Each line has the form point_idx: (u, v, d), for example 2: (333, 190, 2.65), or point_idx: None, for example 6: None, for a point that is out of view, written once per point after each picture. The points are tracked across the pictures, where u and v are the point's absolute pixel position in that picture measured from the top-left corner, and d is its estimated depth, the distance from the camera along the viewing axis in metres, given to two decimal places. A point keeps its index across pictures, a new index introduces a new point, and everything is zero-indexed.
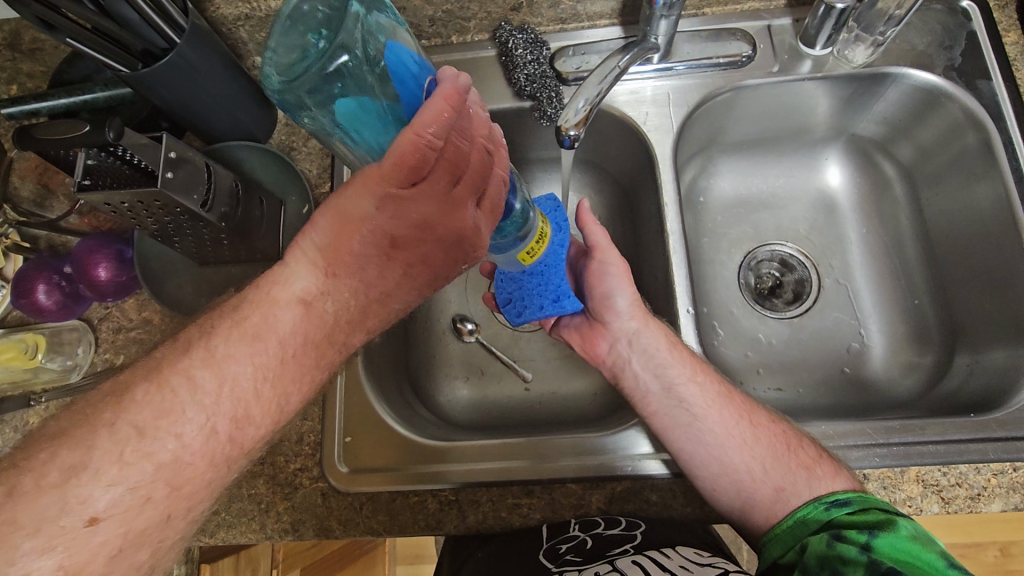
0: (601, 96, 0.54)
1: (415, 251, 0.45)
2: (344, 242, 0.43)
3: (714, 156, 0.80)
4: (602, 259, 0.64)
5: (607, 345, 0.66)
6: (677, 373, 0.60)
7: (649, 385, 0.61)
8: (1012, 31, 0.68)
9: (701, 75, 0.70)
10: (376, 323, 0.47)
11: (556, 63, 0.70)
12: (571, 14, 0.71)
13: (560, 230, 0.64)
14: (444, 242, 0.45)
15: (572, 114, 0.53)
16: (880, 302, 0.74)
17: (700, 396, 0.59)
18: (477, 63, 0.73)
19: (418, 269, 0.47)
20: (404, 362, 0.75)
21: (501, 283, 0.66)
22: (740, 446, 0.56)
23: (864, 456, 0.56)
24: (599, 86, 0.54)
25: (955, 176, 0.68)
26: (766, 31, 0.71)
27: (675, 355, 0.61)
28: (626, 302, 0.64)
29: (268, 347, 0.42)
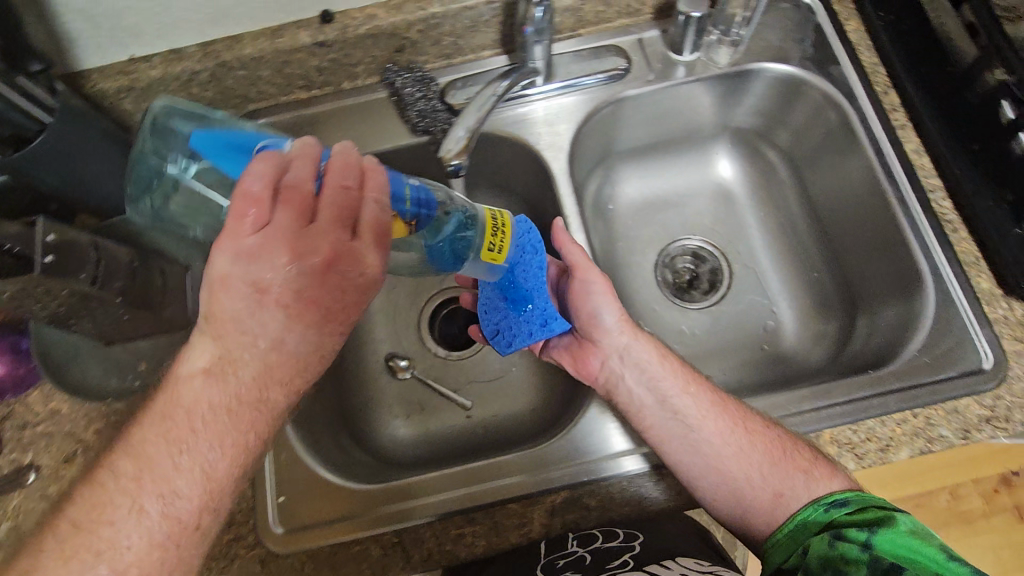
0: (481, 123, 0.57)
1: (290, 291, 0.41)
2: (215, 304, 0.41)
3: (615, 165, 0.83)
4: (582, 277, 0.64)
5: (600, 362, 0.64)
6: (670, 387, 0.61)
7: (643, 398, 0.61)
8: (852, 20, 0.73)
9: (581, 91, 0.74)
10: (288, 374, 0.43)
11: (446, 97, 0.71)
12: (454, 49, 0.73)
13: (535, 253, 0.64)
14: (315, 275, 0.41)
15: (454, 144, 0.56)
16: (785, 279, 0.79)
17: (695, 404, 0.60)
18: (368, 106, 0.73)
19: (300, 305, 0.42)
20: (340, 408, 0.74)
21: (484, 316, 0.67)
22: (736, 455, 0.57)
23: (802, 421, 0.58)
24: (478, 113, 0.57)
25: (829, 156, 0.73)
26: (637, 45, 0.74)
27: (666, 366, 0.62)
28: (613, 319, 0.64)
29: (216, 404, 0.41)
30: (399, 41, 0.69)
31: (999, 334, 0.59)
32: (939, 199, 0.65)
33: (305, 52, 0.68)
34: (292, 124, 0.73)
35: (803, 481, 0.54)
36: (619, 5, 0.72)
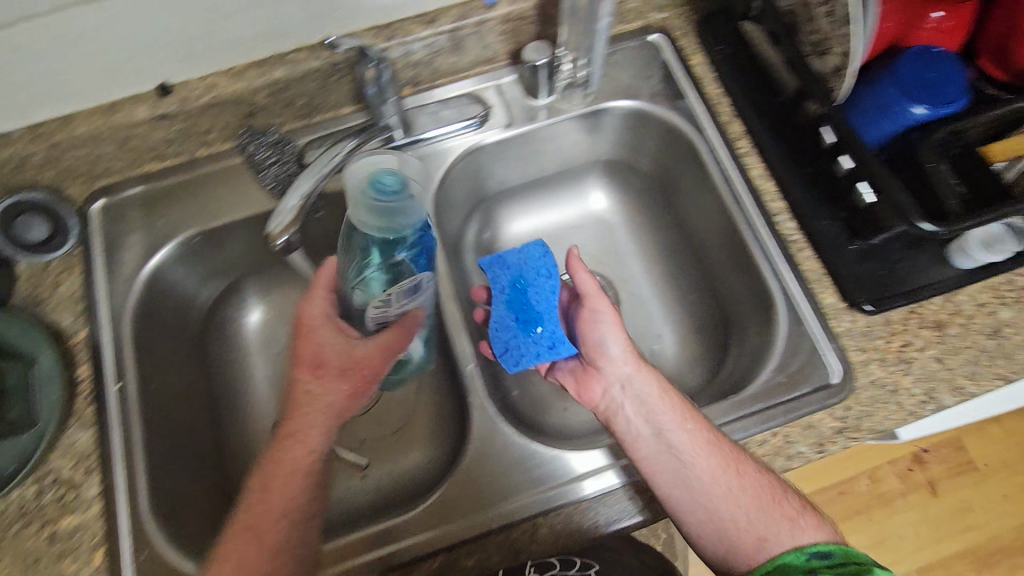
0: (312, 193, 0.60)
1: (326, 369, 0.59)
2: (297, 396, 0.59)
3: (494, 206, 0.85)
4: (592, 306, 0.65)
5: (601, 389, 0.64)
6: (667, 419, 0.59)
7: (640, 429, 0.59)
8: (696, 54, 0.76)
9: (442, 141, 0.74)
10: (316, 441, 0.58)
11: (302, 158, 0.70)
12: (311, 108, 0.72)
13: (549, 276, 0.73)
14: (336, 354, 0.59)
15: (285, 215, 0.59)
16: (665, 304, 0.81)
17: (689, 440, 0.57)
18: (225, 174, 0.72)
19: (337, 369, 0.59)
20: (223, 483, 0.70)
21: (496, 334, 0.71)
22: (725, 495, 0.55)
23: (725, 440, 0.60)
24: (311, 181, 0.60)
25: (688, 183, 0.77)
26: (495, 91, 0.76)
27: (665, 400, 0.60)
28: (618, 348, 0.63)
29: (299, 449, 0.57)
30: (246, 105, 0.68)
31: (846, 345, 0.63)
32: (784, 221, 0.68)
33: (146, 125, 0.65)
34: (146, 197, 0.71)
35: (787, 529, 0.54)
36: (471, 55, 0.73)
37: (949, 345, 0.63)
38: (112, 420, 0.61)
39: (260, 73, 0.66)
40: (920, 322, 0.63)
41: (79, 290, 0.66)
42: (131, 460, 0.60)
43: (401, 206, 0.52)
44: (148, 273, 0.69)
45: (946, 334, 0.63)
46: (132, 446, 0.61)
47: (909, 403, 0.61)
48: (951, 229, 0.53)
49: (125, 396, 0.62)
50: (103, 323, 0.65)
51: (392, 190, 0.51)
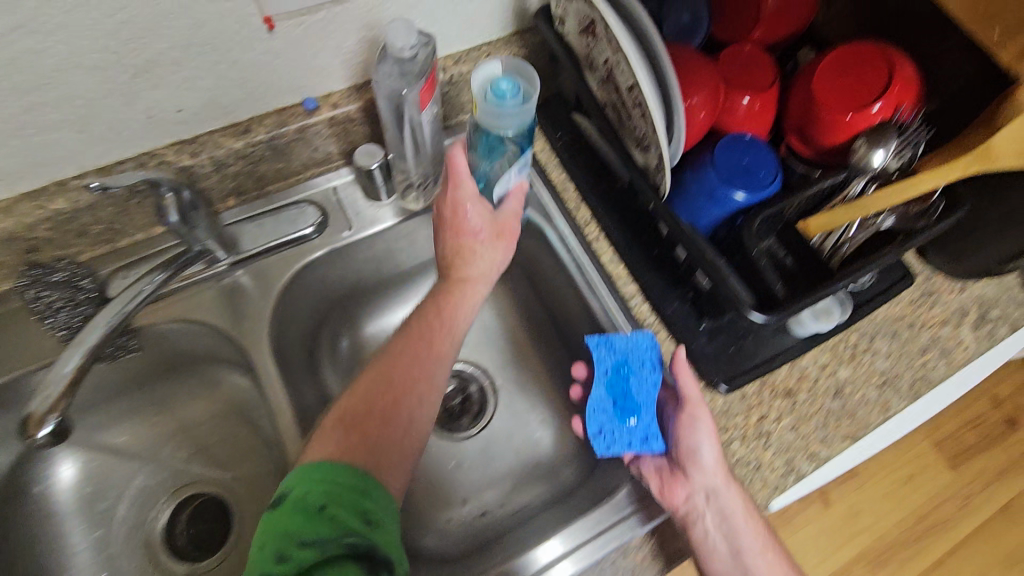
0: (91, 354, 0.53)
1: (397, 375, 0.54)
2: (370, 386, 0.54)
3: (353, 305, 0.78)
4: (691, 413, 0.59)
5: (684, 495, 0.59)
6: (748, 541, 0.57)
7: (718, 545, 0.58)
8: (538, 140, 0.77)
9: (278, 253, 0.68)
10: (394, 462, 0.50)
11: (107, 288, 0.61)
12: (113, 233, 0.64)
13: (653, 370, 0.64)
14: (411, 367, 0.56)
15: (56, 384, 0.51)
16: (541, 388, 0.80)
17: (765, 564, 0.58)
18: (10, 318, 0.62)
19: (392, 369, 0.55)
20: None
21: (591, 414, 0.64)
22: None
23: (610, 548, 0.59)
24: (104, 328, 0.54)
25: (546, 268, 0.76)
26: (333, 195, 0.72)
27: (750, 522, 0.58)
28: (713, 457, 0.58)
29: (427, 369, 0.56)
30: (26, 240, 0.58)
31: None
32: (638, 303, 0.69)
33: None
34: None
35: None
36: (300, 159, 0.68)
37: (801, 412, 0.65)
38: None
39: (35, 206, 0.57)
40: (772, 392, 0.65)
41: None
42: None
43: (519, 113, 0.57)
44: None
45: (797, 401, 0.65)
46: None
47: (772, 478, 0.62)
48: (774, 317, 0.55)
49: None
50: None
51: (513, 100, 0.56)
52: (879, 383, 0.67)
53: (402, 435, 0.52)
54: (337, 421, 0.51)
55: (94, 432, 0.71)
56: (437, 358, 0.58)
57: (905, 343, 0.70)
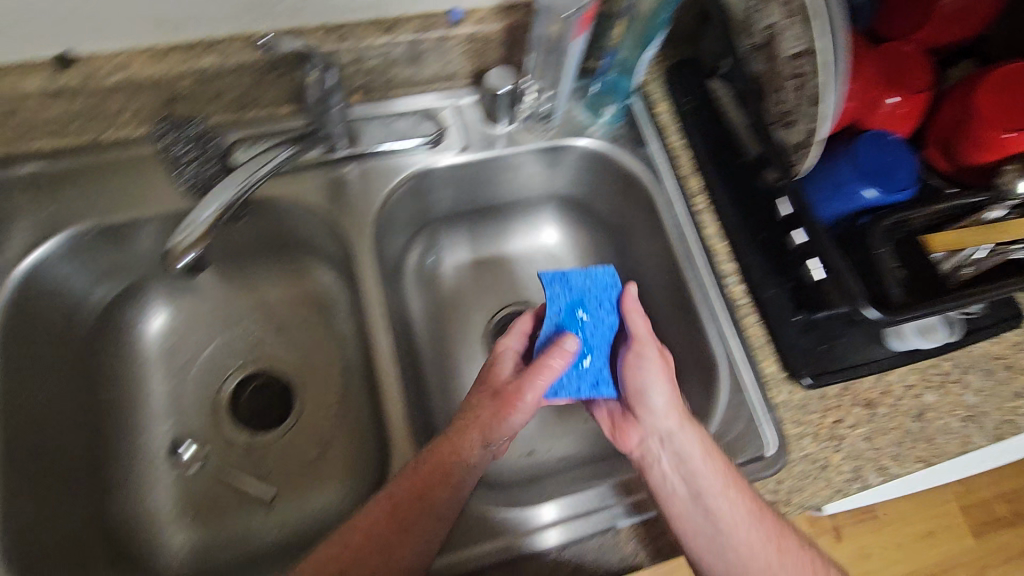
0: (229, 209, 0.55)
1: (427, 474, 0.54)
2: (433, 483, 0.54)
3: (441, 227, 0.79)
4: (638, 350, 0.60)
5: (639, 437, 0.61)
6: (711, 485, 0.56)
7: (677, 487, 0.57)
8: (661, 101, 0.75)
9: (392, 157, 0.69)
10: (418, 519, 0.53)
11: (230, 156, 0.64)
12: (243, 103, 0.65)
13: (610, 312, 0.62)
14: (441, 469, 0.54)
15: (192, 228, 0.54)
16: None
17: (732, 510, 0.55)
18: (138, 163, 0.64)
19: (427, 470, 0.54)
20: (94, 507, 0.62)
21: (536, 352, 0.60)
22: (766, 563, 0.54)
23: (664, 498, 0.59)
24: (236, 189, 0.55)
25: (642, 231, 0.75)
26: (453, 112, 0.72)
27: (710, 464, 0.56)
28: (663, 400, 0.58)
29: (508, 437, 0.57)
30: (168, 91, 0.60)
31: (782, 418, 0.63)
32: (732, 283, 0.68)
33: (40, 99, 0.57)
34: (37, 180, 0.62)
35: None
36: (429, 70, 0.69)
37: (877, 425, 0.63)
38: None
39: (186, 58, 0.59)
40: (852, 399, 0.64)
41: None
42: None
43: None
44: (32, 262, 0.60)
45: (876, 414, 0.64)
46: None
47: (837, 480, 0.61)
48: (892, 317, 0.54)
49: None
50: None
51: None
52: (963, 416, 0.65)
53: (394, 557, 0.52)
54: (355, 536, 0.52)
55: (184, 293, 0.73)
56: (462, 475, 0.55)
57: (998, 384, 0.67)
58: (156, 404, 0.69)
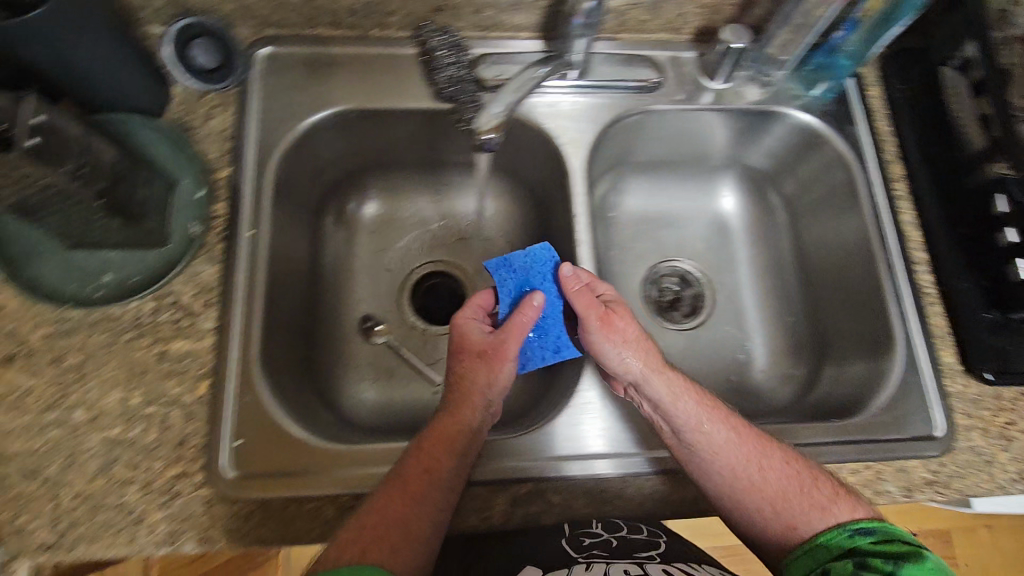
0: (513, 107, 0.61)
1: (433, 446, 0.54)
2: (442, 451, 0.54)
3: (626, 173, 0.84)
4: (583, 323, 0.63)
5: (619, 390, 0.63)
6: (683, 421, 0.58)
7: (664, 426, 0.59)
8: (875, 86, 0.76)
9: (612, 94, 0.73)
10: (436, 490, 0.52)
11: (477, 69, 0.70)
12: (493, 22, 0.70)
13: (543, 280, 0.70)
14: (453, 442, 0.55)
15: (487, 119, 0.60)
16: (764, 318, 0.82)
17: (710, 439, 0.57)
18: (395, 60, 0.70)
19: (438, 441, 0.55)
20: (305, 355, 0.70)
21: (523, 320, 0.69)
22: (748, 484, 0.55)
23: (825, 455, 0.61)
24: (511, 99, 0.60)
25: (830, 210, 0.76)
26: (673, 62, 0.74)
27: (680, 402, 0.58)
28: (620, 352, 0.60)
29: (474, 415, 0.58)
30: None
31: (952, 409, 0.64)
32: (922, 272, 0.69)
33: None
34: (309, 59, 0.69)
35: (821, 516, 0.53)
36: (664, 18, 0.72)
37: None
38: (239, 262, 0.61)
39: None
40: None
41: (230, 128, 0.65)
42: (250, 303, 0.61)
43: None
44: (302, 128, 0.67)
45: None
46: (255, 290, 0.61)
47: (1001, 477, 0.61)
48: None
49: (255, 244, 0.62)
50: (247, 169, 0.64)
51: None
52: None
53: (401, 515, 0.50)
54: (370, 520, 0.49)
55: (393, 189, 0.80)
56: (473, 446, 0.56)
57: None
58: (357, 275, 0.78)
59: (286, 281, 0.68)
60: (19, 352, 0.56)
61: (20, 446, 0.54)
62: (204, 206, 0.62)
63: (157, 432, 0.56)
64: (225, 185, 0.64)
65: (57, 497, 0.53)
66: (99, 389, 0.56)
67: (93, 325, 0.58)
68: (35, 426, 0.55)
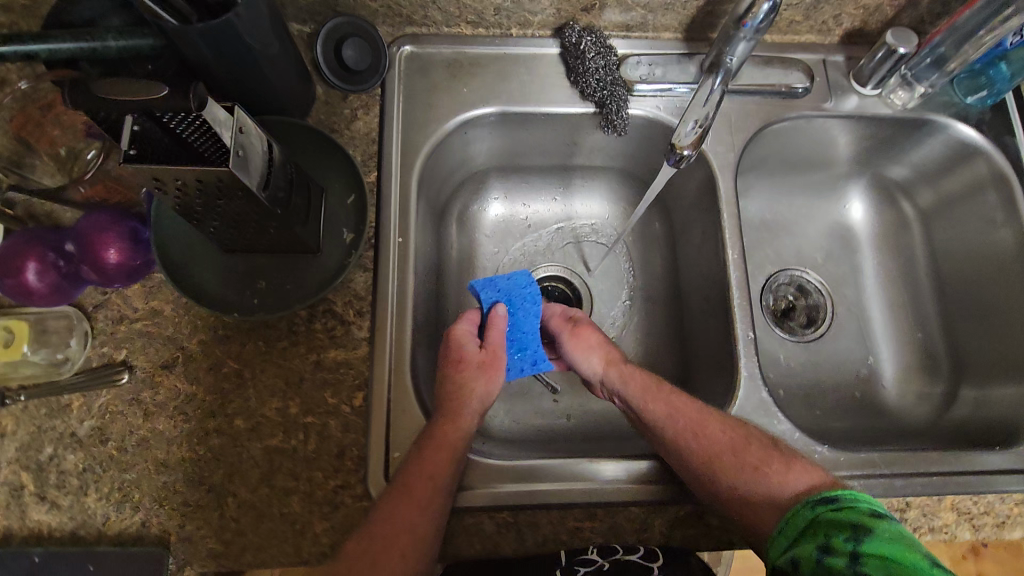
0: (709, 120, 0.55)
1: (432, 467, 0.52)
2: (434, 459, 0.52)
3: (751, 178, 0.80)
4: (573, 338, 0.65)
5: (603, 390, 0.66)
6: (642, 409, 0.60)
7: (631, 419, 0.62)
8: None
9: (758, 100, 0.70)
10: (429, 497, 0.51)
11: (622, 69, 0.68)
12: (639, 22, 0.68)
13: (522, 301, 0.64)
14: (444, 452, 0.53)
15: (685, 134, 0.55)
16: (892, 331, 0.79)
17: (671, 428, 0.57)
18: (537, 61, 0.68)
19: (433, 450, 0.53)
20: (436, 362, 0.69)
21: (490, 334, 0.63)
22: (710, 464, 0.55)
23: (992, 484, 0.59)
24: (707, 107, 0.54)
25: (974, 223, 0.73)
26: (822, 65, 0.72)
27: (632, 391, 0.61)
28: (589, 360, 0.64)
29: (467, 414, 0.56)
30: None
31: None
32: None
33: None
34: (451, 59, 0.67)
35: (776, 489, 0.53)
36: (817, 19, 0.69)
37: None
38: (389, 269, 0.61)
39: None
40: None
41: (374, 131, 0.64)
42: (401, 311, 0.60)
43: None
44: (445, 132, 0.66)
45: None
46: (405, 297, 0.60)
47: None
48: None
49: (405, 252, 0.62)
50: (393, 174, 0.63)
51: None
52: None
53: (412, 521, 0.50)
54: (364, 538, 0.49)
55: (512, 191, 0.79)
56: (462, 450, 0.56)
57: None
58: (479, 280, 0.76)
59: (423, 287, 0.66)
60: (179, 358, 0.56)
61: (183, 454, 0.54)
62: (353, 211, 0.61)
63: (315, 442, 0.55)
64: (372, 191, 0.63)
65: (222, 507, 0.53)
66: (256, 398, 0.56)
67: (249, 333, 0.57)
68: (198, 434, 0.55)
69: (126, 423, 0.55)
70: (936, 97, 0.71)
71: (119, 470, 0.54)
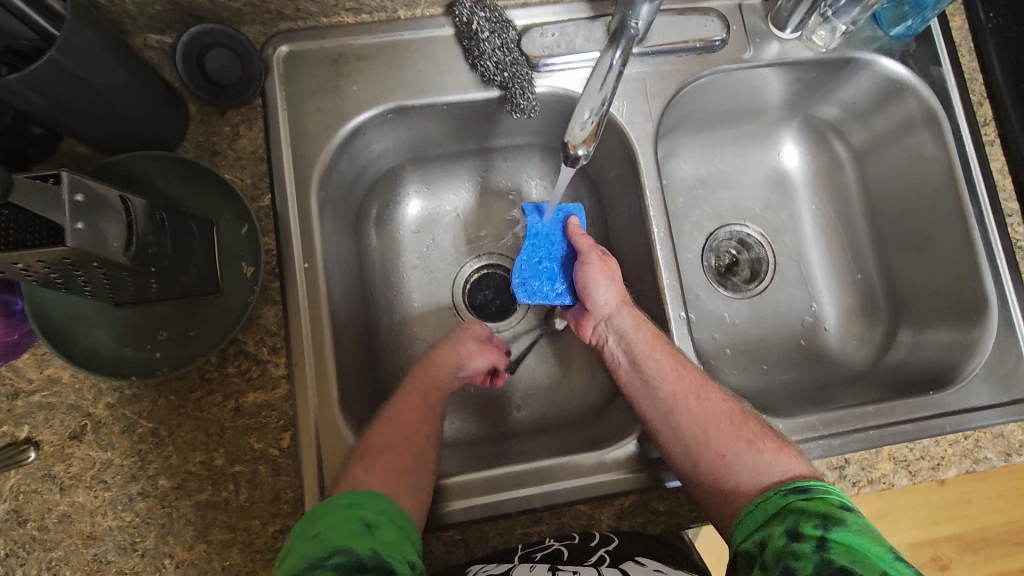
0: (605, 105, 0.51)
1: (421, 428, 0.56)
2: (423, 416, 0.57)
3: (679, 137, 0.76)
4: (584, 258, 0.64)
5: (592, 327, 0.65)
6: (640, 348, 0.59)
7: (620, 359, 0.61)
8: (958, 16, 0.70)
9: (674, 59, 0.66)
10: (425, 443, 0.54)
11: (523, 45, 0.62)
12: None
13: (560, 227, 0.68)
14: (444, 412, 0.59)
15: (579, 128, 0.51)
16: (832, 276, 0.78)
17: (660, 367, 0.58)
18: (430, 44, 0.62)
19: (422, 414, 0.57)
20: (372, 376, 0.67)
21: (521, 264, 0.67)
22: (687, 411, 0.56)
23: (926, 429, 0.61)
24: (602, 93, 0.50)
25: (904, 159, 0.71)
26: (737, 10, 0.67)
27: (642, 332, 0.60)
28: (603, 291, 0.63)
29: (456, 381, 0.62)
30: None
31: None
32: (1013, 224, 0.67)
33: None
34: (335, 55, 0.61)
35: (750, 453, 0.52)
36: None
37: None
38: (298, 299, 0.57)
39: None
40: None
41: (258, 147, 0.59)
42: (319, 341, 0.57)
43: None
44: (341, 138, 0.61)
45: None
46: (320, 326, 0.57)
47: None
48: None
49: (313, 278, 0.58)
50: (287, 193, 0.59)
51: None
52: None
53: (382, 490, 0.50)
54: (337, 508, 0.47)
55: (431, 182, 0.74)
56: (425, 435, 0.56)
57: None
58: (408, 281, 0.73)
59: (343, 304, 0.63)
60: (88, 425, 0.53)
61: (110, 523, 0.52)
62: (248, 243, 0.56)
63: (247, 491, 0.54)
64: (267, 215, 0.58)
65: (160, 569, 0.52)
66: (178, 455, 0.54)
67: (158, 388, 0.54)
68: (122, 500, 0.53)
69: (43, 501, 0.52)
70: (858, 34, 0.67)
71: (44, 549, 0.52)
